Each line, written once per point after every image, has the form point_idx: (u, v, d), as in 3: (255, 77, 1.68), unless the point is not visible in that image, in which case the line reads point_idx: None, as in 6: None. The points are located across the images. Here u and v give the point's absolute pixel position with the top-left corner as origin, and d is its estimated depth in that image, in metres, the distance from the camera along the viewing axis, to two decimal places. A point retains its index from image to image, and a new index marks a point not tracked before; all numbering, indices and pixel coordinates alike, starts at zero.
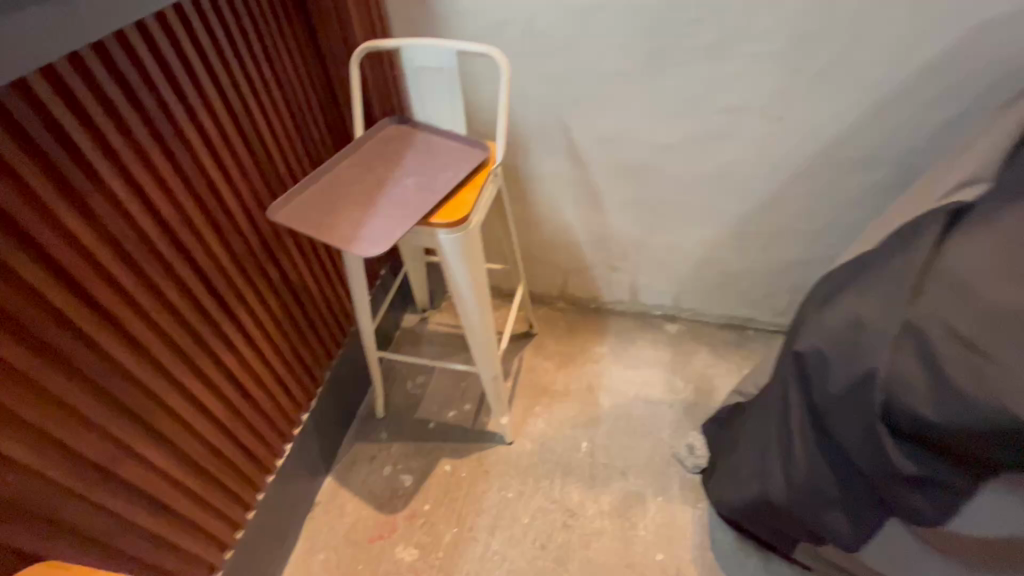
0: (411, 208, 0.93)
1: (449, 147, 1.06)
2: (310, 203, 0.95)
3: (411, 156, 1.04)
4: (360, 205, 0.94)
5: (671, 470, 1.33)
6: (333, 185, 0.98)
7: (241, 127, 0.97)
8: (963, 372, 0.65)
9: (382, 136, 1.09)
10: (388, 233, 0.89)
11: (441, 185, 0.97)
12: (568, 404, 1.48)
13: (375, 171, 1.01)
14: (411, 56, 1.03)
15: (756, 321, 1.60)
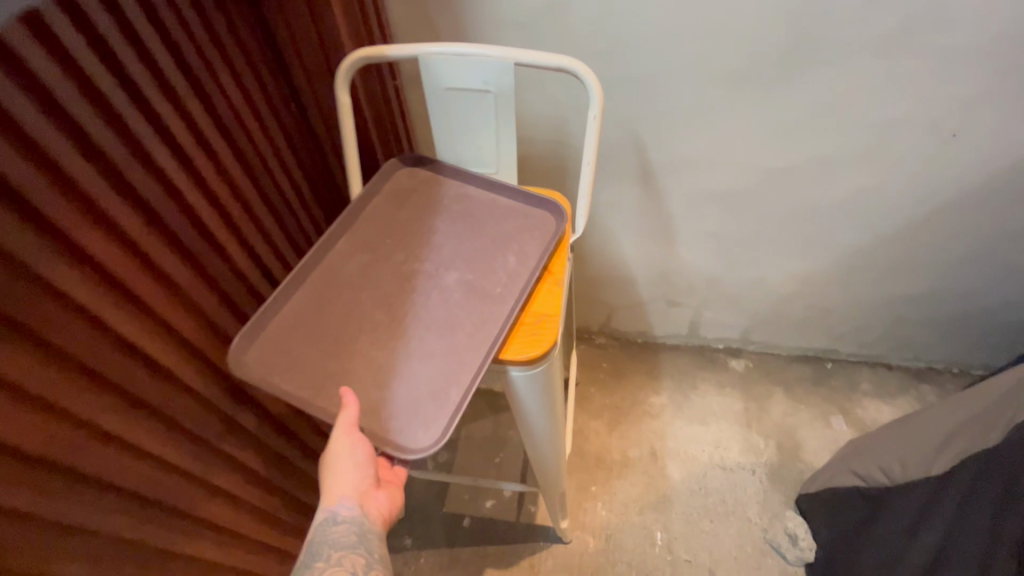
0: (467, 337, 0.58)
1: (500, 207, 0.69)
2: (297, 338, 0.58)
3: (445, 230, 0.67)
4: (382, 337, 0.59)
5: (768, 562, 1.09)
6: (329, 300, 0.61)
7: (180, 230, 0.58)
8: None
9: (392, 192, 0.70)
10: (440, 394, 0.55)
11: (505, 285, 0.62)
12: (630, 480, 1.20)
13: (393, 264, 0.64)
14: (434, 74, 0.64)
15: (837, 352, 1.35)
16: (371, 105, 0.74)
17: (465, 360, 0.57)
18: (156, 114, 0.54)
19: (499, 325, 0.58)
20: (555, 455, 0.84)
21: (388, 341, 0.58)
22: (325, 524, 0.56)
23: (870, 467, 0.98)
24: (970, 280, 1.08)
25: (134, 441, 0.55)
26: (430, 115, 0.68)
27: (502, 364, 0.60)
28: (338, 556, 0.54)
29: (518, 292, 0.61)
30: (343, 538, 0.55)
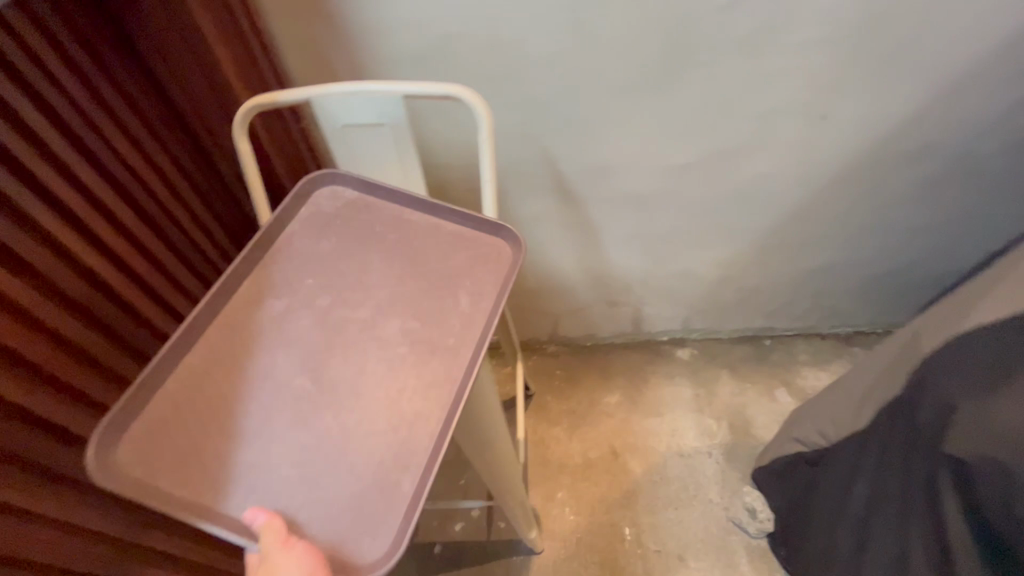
0: (413, 416, 0.51)
1: (444, 232, 0.61)
2: (198, 421, 0.51)
3: (380, 267, 0.59)
4: (304, 415, 0.52)
5: (732, 539, 1.13)
6: (235, 368, 0.54)
7: (53, 272, 0.59)
8: None
9: (312, 219, 0.63)
10: (386, 493, 0.48)
11: (457, 336, 0.54)
12: (594, 481, 1.22)
13: (316, 316, 0.57)
14: (329, 114, 0.66)
15: (774, 329, 1.42)
16: (278, 141, 0.73)
17: (416, 446, 0.50)
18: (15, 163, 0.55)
19: (452, 396, 0.51)
20: (504, 464, 0.90)
21: (315, 423, 0.51)
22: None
23: (808, 429, 1.02)
24: (874, 248, 1.16)
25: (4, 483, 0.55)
26: (333, 147, 0.71)
27: None
28: None
29: (471, 347, 0.54)
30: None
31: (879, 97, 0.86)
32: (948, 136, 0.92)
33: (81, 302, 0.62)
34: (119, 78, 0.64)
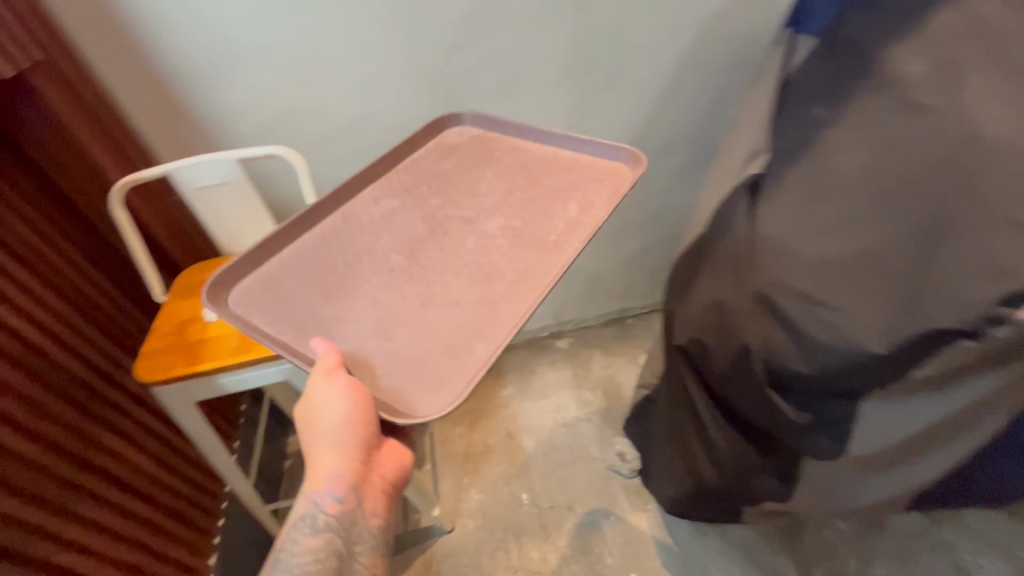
0: (505, 288, 0.63)
1: (563, 159, 0.76)
2: (326, 276, 0.67)
3: (490, 179, 0.75)
4: (399, 286, 0.66)
5: (611, 484, 1.33)
6: (339, 248, 0.70)
7: None
8: (813, 325, 0.69)
9: (433, 150, 0.81)
10: (459, 357, 0.59)
11: (555, 236, 0.67)
12: (493, 462, 1.40)
13: (425, 212, 0.73)
14: (185, 180, 0.90)
15: (631, 309, 1.68)
16: (155, 212, 0.95)
17: (496, 323, 0.61)
18: None
19: (526, 302, 0.62)
20: None
21: (407, 293, 0.65)
22: (305, 523, 0.59)
23: (646, 374, 1.21)
24: (675, 226, 1.46)
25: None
26: (196, 210, 0.93)
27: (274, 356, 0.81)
28: (306, 546, 0.58)
29: (516, 284, 0.64)
30: (319, 539, 0.59)
31: (620, 112, 1.14)
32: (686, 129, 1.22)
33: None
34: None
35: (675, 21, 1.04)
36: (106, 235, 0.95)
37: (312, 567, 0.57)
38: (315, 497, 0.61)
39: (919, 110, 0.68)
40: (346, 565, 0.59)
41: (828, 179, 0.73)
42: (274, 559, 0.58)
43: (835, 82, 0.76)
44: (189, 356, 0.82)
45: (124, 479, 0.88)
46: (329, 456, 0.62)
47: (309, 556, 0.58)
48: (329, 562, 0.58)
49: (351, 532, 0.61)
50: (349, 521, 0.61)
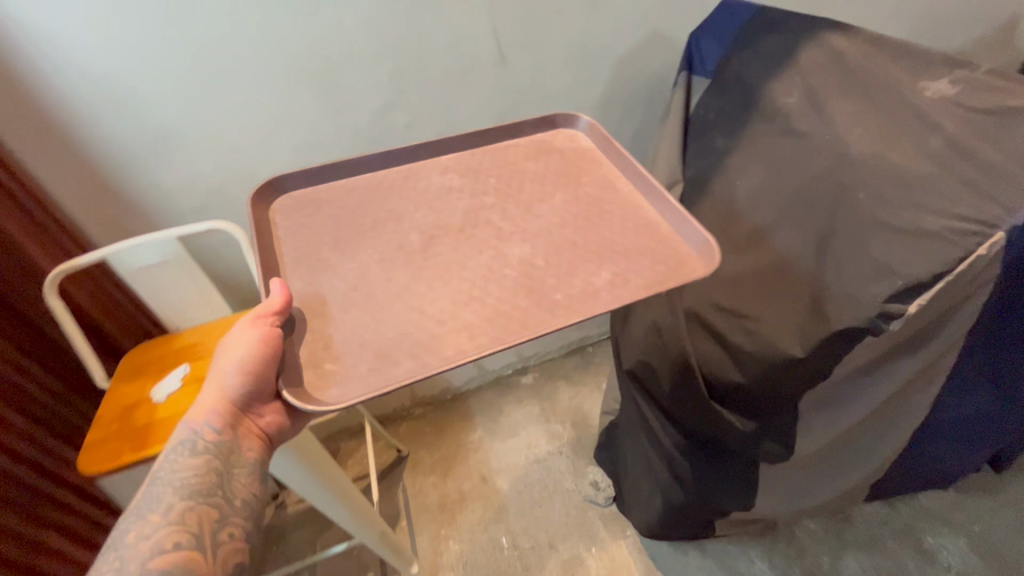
0: (467, 323, 0.64)
1: (641, 215, 0.75)
2: (354, 218, 0.76)
3: (556, 203, 0.77)
4: (393, 261, 0.71)
5: (589, 514, 1.34)
6: (386, 199, 0.78)
7: None
8: (742, 337, 0.74)
9: (530, 147, 0.86)
10: (383, 365, 0.60)
11: (563, 295, 0.66)
12: (470, 509, 1.39)
13: (471, 206, 0.77)
14: (123, 262, 0.89)
15: (590, 337, 1.73)
16: (93, 297, 0.93)
17: (440, 351, 0.61)
18: None
19: (476, 346, 0.61)
20: (359, 521, 1.05)
21: (401, 281, 0.69)
22: (183, 447, 0.61)
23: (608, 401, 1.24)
24: None
25: None
26: (137, 289, 0.94)
27: None
28: (175, 462, 0.60)
29: (466, 331, 0.63)
30: (197, 459, 0.61)
31: None
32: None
33: None
34: None
35: (586, 69, 1.11)
36: (41, 322, 0.90)
37: (191, 482, 0.59)
38: (197, 425, 0.63)
39: (798, 136, 0.76)
40: (224, 486, 0.61)
41: (734, 203, 0.80)
42: (150, 478, 0.59)
43: (730, 116, 0.84)
44: (136, 441, 0.80)
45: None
46: (215, 393, 0.65)
47: (189, 473, 0.59)
48: (207, 481, 0.60)
49: (228, 460, 0.63)
50: (223, 454, 0.62)
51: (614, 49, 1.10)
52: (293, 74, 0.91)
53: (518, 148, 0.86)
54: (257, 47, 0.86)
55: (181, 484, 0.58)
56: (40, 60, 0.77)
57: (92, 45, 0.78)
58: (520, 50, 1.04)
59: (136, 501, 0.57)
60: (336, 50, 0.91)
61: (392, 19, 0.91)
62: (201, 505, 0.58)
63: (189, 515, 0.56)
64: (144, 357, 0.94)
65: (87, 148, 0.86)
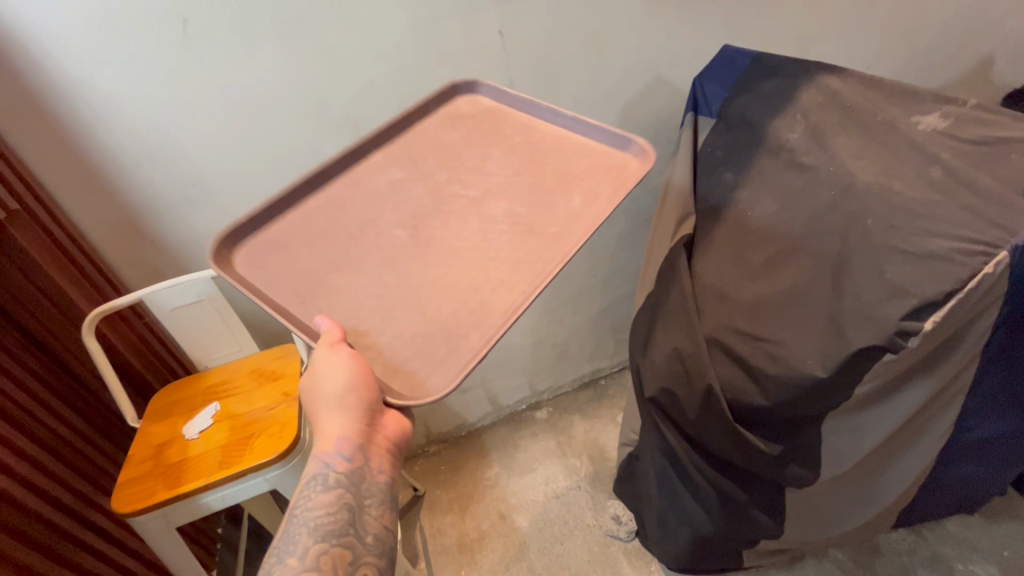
0: (498, 281, 0.64)
1: (575, 142, 0.77)
2: (329, 241, 0.69)
3: (498, 158, 0.76)
4: (397, 263, 0.67)
5: (612, 549, 1.33)
6: (343, 218, 0.71)
7: None
8: (765, 362, 0.76)
9: (444, 117, 0.83)
10: (455, 343, 0.60)
11: (559, 228, 0.67)
12: (490, 548, 1.37)
13: (430, 186, 0.74)
14: (159, 302, 0.92)
15: (602, 370, 1.74)
16: (126, 339, 0.96)
17: (491, 315, 0.61)
18: None
19: (521, 295, 0.62)
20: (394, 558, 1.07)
21: (411, 274, 0.65)
22: (315, 482, 0.58)
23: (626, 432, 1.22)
24: (627, 288, 1.55)
25: None
26: (170, 328, 0.96)
27: (255, 470, 0.82)
28: (314, 501, 0.57)
29: None
30: (331, 495, 0.58)
31: None
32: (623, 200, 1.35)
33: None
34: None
35: (594, 111, 1.17)
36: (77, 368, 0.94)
37: (325, 522, 0.56)
38: (325, 457, 0.60)
39: (803, 169, 0.82)
40: (357, 520, 0.58)
41: (747, 235, 0.85)
42: (289, 517, 0.57)
43: (736, 151, 0.90)
44: (170, 479, 0.81)
45: None
46: (337, 418, 0.61)
47: (322, 511, 0.56)
48: (340, 519, 0.57)
49: (361, 490, 0.60)
50: (359, 481, 0.60)
51: (621, 91, 1.17)
52: (323, 123, 0.97)
53: (436, 121, 0.83)
54: (291, 99, 0.92)
55: (316, 524, 0.55)
56: (86, 114, 0.82)
57: (148, 102, 0.84)
58: (533, 95, 1.10)
59: (278, 545, 0.55)
60: (364, 101, 0.97)
61: (416, 70, 0.98)
62: (335, 547, 0.54)
63: (324, 559, 0.53)
64: (173, 396, 0.96)
65: (126, 194, 0.90)
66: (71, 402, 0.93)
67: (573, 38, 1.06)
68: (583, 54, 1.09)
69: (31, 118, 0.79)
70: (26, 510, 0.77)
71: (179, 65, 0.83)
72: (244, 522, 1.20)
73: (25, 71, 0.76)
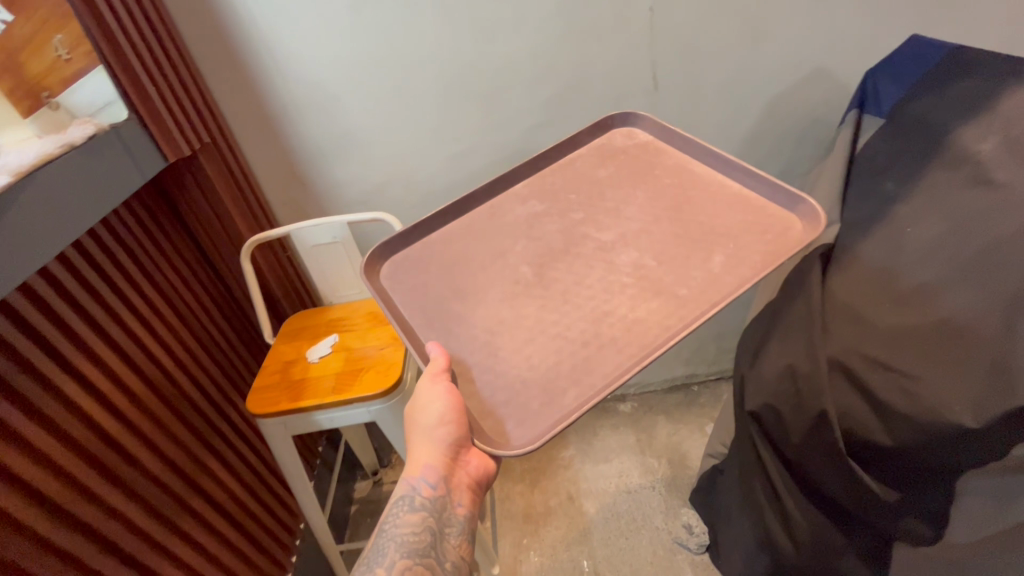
0: (609, 339, 0.64)
1: (731, 190, 0.75)
2: (465, 263, 0.74)
3: (639, 202, 0.77)
4: (516, 300, 0.69)
5: (679, 558, 1.29)
6: (480, 245, 0.76)
7: (149, 344, 0.87)
8: (897, 396, 0.69)
9: (599, 149, 0.86)
10: (551, 397, 0.61)
11: (690, 289, 0.66)
12: (554, 525, 1.39)
13: (565, 225, 0.77)
14: (303, 238, 1.04)
15: (697, 375, 1.66)
16: (271, 268, 1.10)
17: (594, 373, 0.61)
18: (125, 266, 0.86)
19: (617, 369, 0.61)
20: None
21: (529, 310, 0.68)
22: (403, 501, 0.64)
23: (714, 444, 1.15)
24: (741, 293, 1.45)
25: (143, 457, 0.81)
26: (307, 262, 1.08)
27: (365, 399, 0.91)
28: (401, 522, 0.62)
29: (623, 284, 0.69)
30: (416, 516, 0.63)
31: None
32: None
33: (161, 362, 0.89)
34: (167, 228, 0.97)
35: (738, 99, 1.09)
36: (233, 288, 1.11)
37: (411, 540, 0.61)
38: (413, 481, 0.65)
39: (992, 186, 0.70)
40: (438, 545, 0.62)
41: (901, 251, 0.75)
42: (378, 529, 0.62)
43: (903, 161, 0.80)
44: (293, 393, 0.93)
45: (236, 490, 1.01)
46: (426, 447, 0.65)
47: (409, 529, 0.62)
48: (424, 540, 0.62)
49: (442, 517, 0.64)
50: (442, 509, 0.65)
51: (771, 79, 1.07)
52: (460, 90, 1.01)
53: (587, 150, 0.86)
54: (439, 62, 0.97)
55: (403, 541, 0.61)
56: (271, 65, 0.93)
57: (325, 57, 0.93)
58: (673, 80, 1.05)
59: (367, 554, 0.60)
60: (503, 71, 0.99)
61: (559, 46, 0.98)
62: (417, 564, 0.59)
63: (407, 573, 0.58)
64: (303, 322, 1.08)
65: (293, 140, 1.02)
66: (226, 315, 1.10)
67: (726, 20, 0.99)
68: (736, 36, 1.01)
69: (227, 67, 0.92)
70: (180, 391, 0.92)
71: (352, 25, 0.91)
72: (343, 445, 1.34)
73: (227, 25, 0.88)
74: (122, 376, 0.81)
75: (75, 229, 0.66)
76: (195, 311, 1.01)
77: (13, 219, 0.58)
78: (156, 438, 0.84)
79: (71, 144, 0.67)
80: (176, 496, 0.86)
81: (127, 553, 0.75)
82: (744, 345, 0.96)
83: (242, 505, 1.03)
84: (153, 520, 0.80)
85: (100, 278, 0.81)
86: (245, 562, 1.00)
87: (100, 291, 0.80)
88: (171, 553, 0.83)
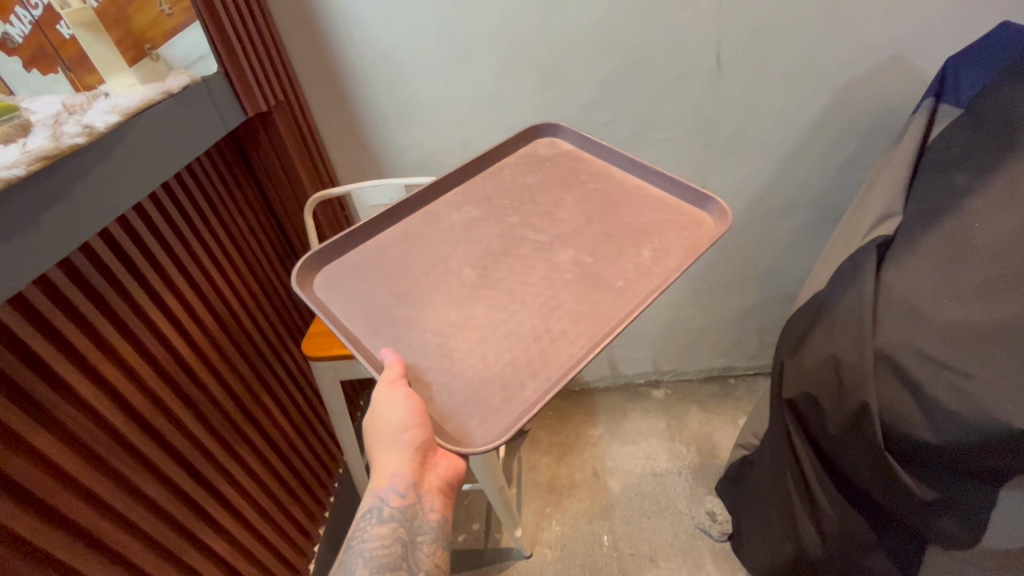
0: (559, 332, 0.59)
1: (648, 194, 0.74)
2: (404, 270, 0.69)
3: (570, 205, 0.74)
4: (464, 304, 0.64)
5: (699, 543, 1.30)
6: (421, 252, 0.71)
7: (218, 283, 0.95)
8: (946, 393, 0.67)
9: (524, 157, 0.83)
10: (511, 392, 0.56)
11: (625, 282, 0.63)
12: (578, 498, 1.42)
13: (501, 229, 0.73)
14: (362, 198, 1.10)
15: (734, 369, 1.64)
16: (331, 225, 1.16)
17: (550, 364, 0.57)
18: (203, 210, 0.93)
19: (570, 361, 0.57)
20: (490, 481, 1.15)
21: (477, 312, 0.63)
22: (371, 515, 0.62)
23: (746, 435, 1.15)
24: (789, 288, 1.42)
25: (209, 384, 0.89)
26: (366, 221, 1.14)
27: None
28: (369, 539, 0.60)
29: (654, 243, 0.67)
30: (385, 528, 0.61)
31: (738, 167, 1.18)
32: (809, 190, 1.21)
33: (228, 300, 0.97)
34: (240, 180, 1.05)
35: (803, 86, 1.06)
36: (294, 242, 1.18)
37: (381, 555, 0.59)
38: (380, 493, 0.63)
39: None
40: (410, 556, 0.61)
41: (967, 248, 0.72)
42: (347, 546, 0.61)
43: (977, 155, 0.77)
44: (345, 341, 0.99)
45: (285, 427, 1.09)
46: (391, 457, 0.63)
47: (378, 543, 0.60)
48: (394, 552, 0.60)
49: (414, 526, 0.63)
50: (411, 518, 0.63)
51: (843, 66, 1.03)
52: (521, 63, 1.02)
53: (513, 157, 0.84)
54: (503, 34, 0.99)
55: (371, 556, 0.59)
56: (344, 30, 0.97)
57: (395, 23, 0.97)
58: (736, 60, 1.03)
59: (336, 571, 0.59)
60: (565, 45, 1.00)
61: (622, 21, 0.98)
62: None
63: None
64: None
65: (358, 104, 1.07)
66: (287, 267, 1.18)
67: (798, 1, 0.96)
68: (807, 18, 0.98)
69: (304, 30, 0.97)
70: (243, 332, 1.00)
71: None
72: None
73: None
74: (195, 308, 0.88)
75: (169, 168, 0.74)
76: (260, 259, 1.08)
77: (119, 152, 0.65)
78: (220, 368, 0.92)
79: (169, 92, 0.74)
80: (233, 422, 0.94)
81: (193, 466, 0.84)
82: (786, 336, 0.95)
83: (290, 441, 1.11)
84: (214, 443, 0.89)
85: (183, 218, 0.89)
86: (288, 494, 1.08)
87: (183, 230, 0.88)
88: (228, 472, 0.91)
